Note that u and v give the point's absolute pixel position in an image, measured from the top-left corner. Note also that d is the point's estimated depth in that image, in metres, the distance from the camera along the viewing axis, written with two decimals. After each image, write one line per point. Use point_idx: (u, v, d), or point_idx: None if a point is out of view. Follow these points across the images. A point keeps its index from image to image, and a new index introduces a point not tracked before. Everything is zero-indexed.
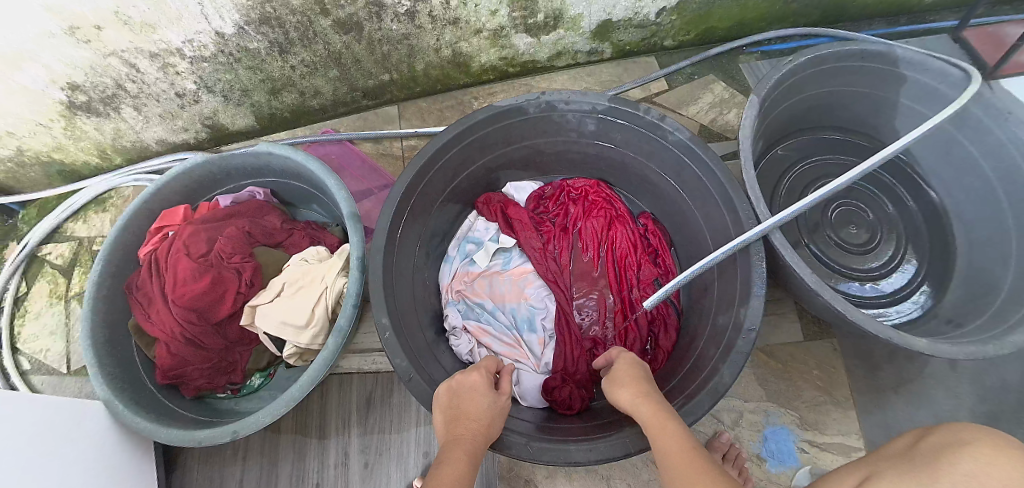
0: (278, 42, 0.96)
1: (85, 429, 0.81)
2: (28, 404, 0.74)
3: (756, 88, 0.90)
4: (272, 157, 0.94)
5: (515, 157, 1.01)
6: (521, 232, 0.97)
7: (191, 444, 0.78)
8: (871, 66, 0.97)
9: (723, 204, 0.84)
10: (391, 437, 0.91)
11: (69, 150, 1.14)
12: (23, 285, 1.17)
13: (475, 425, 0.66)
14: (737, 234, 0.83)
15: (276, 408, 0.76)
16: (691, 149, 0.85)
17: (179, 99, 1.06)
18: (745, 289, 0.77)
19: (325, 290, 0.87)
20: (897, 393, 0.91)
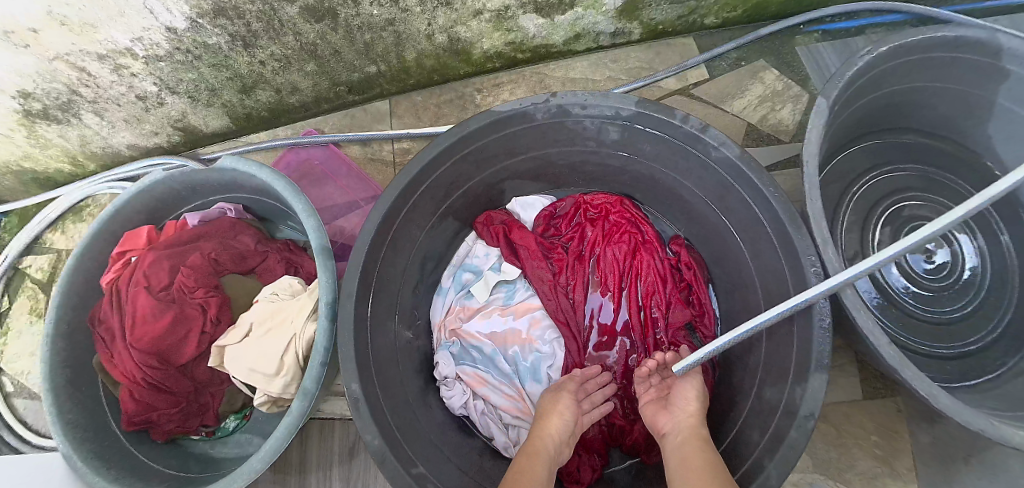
0: (240, 35, 0.81)
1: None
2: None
3: (823, 88, 0.70)
4: (238, 174, 0.81)
5: (523, 169, 0.84)
6: (527, 260, 0.81)
7: None
8: (966, 58, 0.75)
9: (779, 242, 0.67)
10: None
11: (38, 158, 1.05)
12: (4, 300, 1.11)
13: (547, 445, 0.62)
14: (795, 285, 0.66)
15: (241, 477, 0.68)
16: (738, 168, 0.67)
17: (142, 102, 0.93)
18: (802, 359, 0.61)
19: (295, 334, 0.76)
20: (968, 463, 0.72)
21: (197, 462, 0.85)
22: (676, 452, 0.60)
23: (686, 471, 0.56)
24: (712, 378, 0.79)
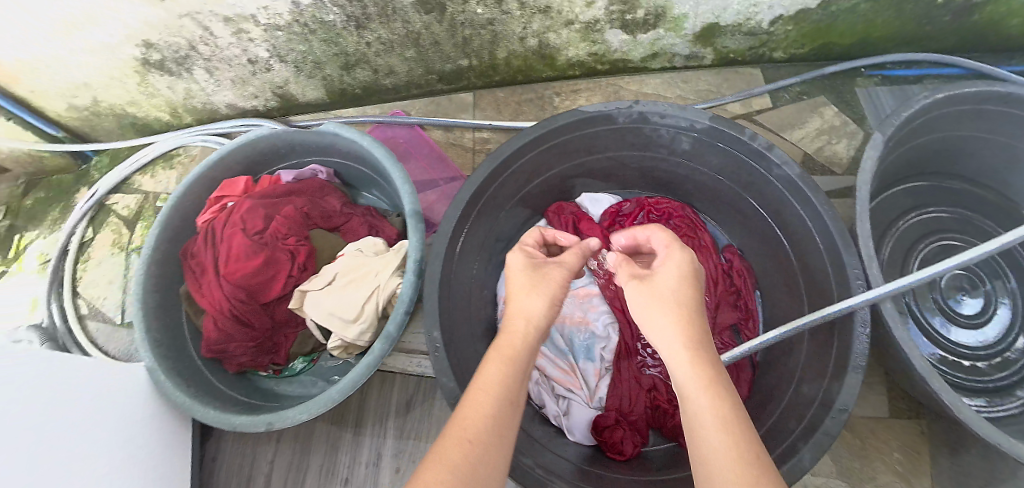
0: (355, 16, 0.89)
1: (126, 389, 0.80)
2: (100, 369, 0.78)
3: (879, 126, 0.77)
4: (338, 138, 0.88)
5: (596, 168, 0.91)
6: (593, 251, 0.87)
7: (226, 428, 0.78)
8: (1014, 113, 0.81)
9: (828, 255, 0.73)
10: (425, 446, 0.87)
11: (143, 104, 1.14)
12: (89, 231, 1.20)
13: (508, 347, 0.50)
14: (839, 298, 0.73)
15: (314, 406, 0.74)
16: (798, 187, 0.74)
17: (252, 65, 1.02)
18: (841, 359, 0.68)
19: (376, 288, 0.82)
20: None
21: (264, 395, 0.91)
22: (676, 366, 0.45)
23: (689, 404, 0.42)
24: (749, 373, 0.87)
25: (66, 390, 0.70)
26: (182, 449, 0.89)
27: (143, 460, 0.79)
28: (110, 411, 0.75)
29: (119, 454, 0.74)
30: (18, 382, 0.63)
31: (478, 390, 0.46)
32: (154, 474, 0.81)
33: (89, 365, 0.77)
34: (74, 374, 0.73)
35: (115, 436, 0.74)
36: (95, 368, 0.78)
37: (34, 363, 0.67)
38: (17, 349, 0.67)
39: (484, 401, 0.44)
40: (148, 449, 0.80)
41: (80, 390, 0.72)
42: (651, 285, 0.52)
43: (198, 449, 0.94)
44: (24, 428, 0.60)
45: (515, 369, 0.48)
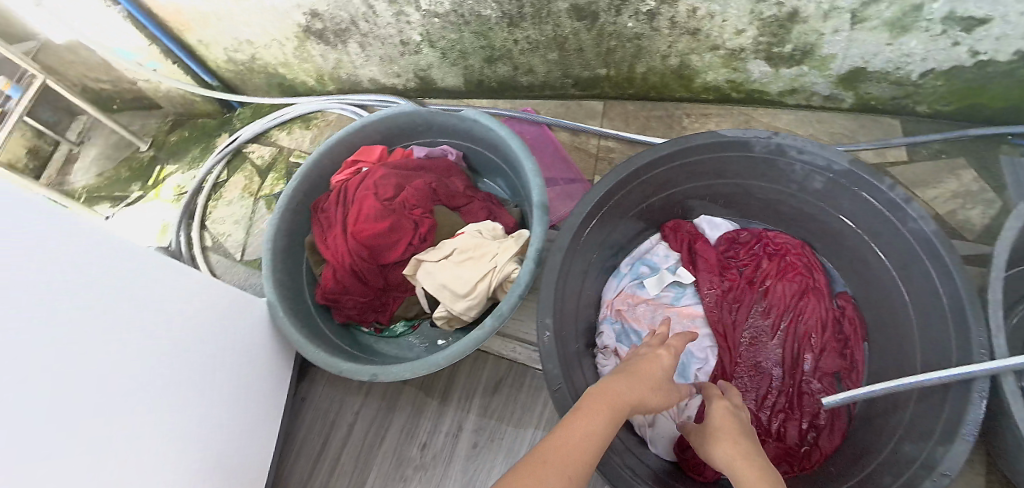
0: (510, 14, 0.93)
1: (202, 329, 0.75)
2: (177, 278, 0.71)
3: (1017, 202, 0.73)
4: (475, 124, 0.93)
5: (721, 192, 0.91)
6: (704, 271, 0.87)
7: (332, 371, 0.82)
8: None
9: (951, 319, 0.71)
10: (506, 429, 0.87)
11: (294, 67, 1.25)
12: (224, 173, 1.32)
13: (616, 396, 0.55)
14: (958, 362, 0.70)
15: (420, 366, 0.77)
16: (932, 245, 0.71)
17: (402, 46, 1.09)
18: (948, 426, 0.66)
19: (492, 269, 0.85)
20: None
21: (363, 348, 0.97)
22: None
23: None
24: (844, 422, 0.83)
25: (138, 331, 0.63)
26: (282, 382, 0.94)
27: (255, 385, 0.86)
28: (176, 356, 0.69)
29: (173, 405, 0.68)
30: (91, 328, 0.56)
31: (585, 415, 0.52)
32: (261, 400, 0.88)
33: (182, 296, 0.71)
34: (159, 307, 0.66)
35: (171, 385, 0.68)
36: (187, 297, 0.72)
37: (123, 294, 0.60)
38: (121, 268, 0.61)
39: (581, 433, 0.50)
40: (257, 376, 0.87)
41: (154, 331, 0.65)
42: (716, 433, 0.61)
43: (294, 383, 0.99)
44: (76, 391, 0.54)
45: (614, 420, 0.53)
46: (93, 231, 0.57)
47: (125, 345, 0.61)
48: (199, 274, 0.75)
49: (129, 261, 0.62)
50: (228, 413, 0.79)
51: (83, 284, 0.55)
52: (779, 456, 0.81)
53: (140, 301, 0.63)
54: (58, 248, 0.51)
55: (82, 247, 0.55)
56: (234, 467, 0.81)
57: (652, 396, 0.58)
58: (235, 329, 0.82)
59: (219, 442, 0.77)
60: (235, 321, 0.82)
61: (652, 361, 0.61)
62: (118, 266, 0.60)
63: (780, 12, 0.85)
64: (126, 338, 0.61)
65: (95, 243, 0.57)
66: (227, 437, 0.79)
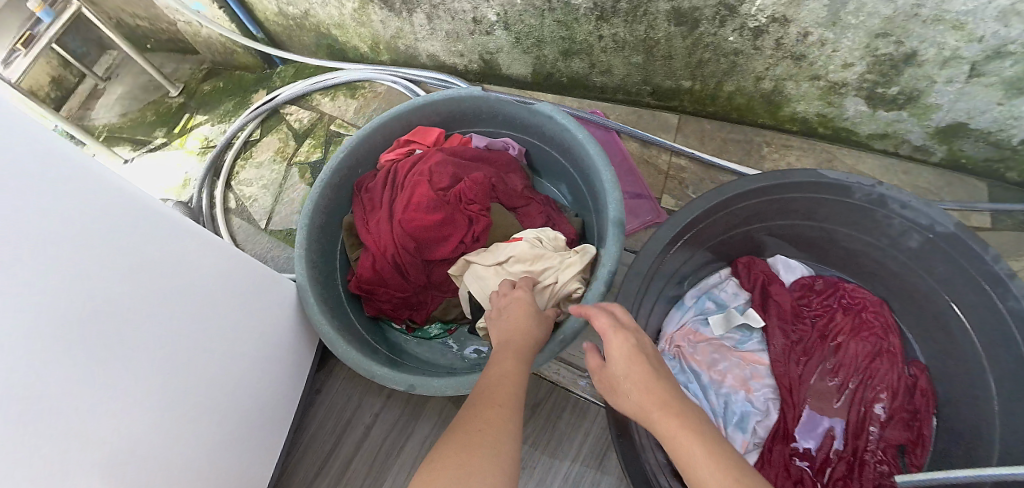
0: (602, 7, 0.86)
1: (203, 318, 0.63)
2: (180, 248, 0.60)
3: None
4: (548, 121, 0.85)
5: (802, 233, 0.84)
6: (774, 316, 0.80)
7: (365, 375, 0.72)
8: None
9: None
10: (540, 456, 0.76)
11: (349, 30, 1.17)
12: (257, 132, 1.24)
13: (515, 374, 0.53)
14: None
15: (466, 383, 0.64)
16: None
17: (473, 25, 1.01)
18: None
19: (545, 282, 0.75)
20: None
21: (392, 346, 0.89)
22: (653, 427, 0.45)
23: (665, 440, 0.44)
24: None
25: (124, 320, 0.52)
26: (300, 368, 0.85)
27: (274, 374, 0.78)
28: (167, 350, 0.58)
29: (155, 409, 0.57)
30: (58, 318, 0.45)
31: (491, 403, 0.47)
32: (279, 385, 0.79)
33: (184, 279, 0.60)
34: (155, 293, 0.55)
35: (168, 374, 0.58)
36: (190, 283, 0.61)
37: (107, 277, 0.49)
38: (111, 245, 0.50)
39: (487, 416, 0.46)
40: (277, 358, 0.79)
41: (143, 321, 0.54)
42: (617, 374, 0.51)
43: (313, 370, 0.90)
44: (29, 397, 0.43)
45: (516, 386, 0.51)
46: (78, 200, 0.46)
47: (103, 338, 0.49)
48: (208, 258, 0.64)
49: (122, 237, 0.51)
50: (233, 410, 0.69)
51: (56, 265, 0.44)
52: None
53: (128, 284, 0.52)
54: (31, 225, 0.42)
55: (61, 218, 0.45)
56: (245, 462, 0.73)
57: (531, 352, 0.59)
58: (242, 321, 0.70)
59: (208, 451, 0.65)
60: (243, 311, 0.70)
61: (522, 300, 0.68)
62: (107, 242, 0.49)
63: (897, 52, 0.78)
64: (106, 331, 0.50)
65: (78, 213, 0.46)
66: (218, 445, 0.67)
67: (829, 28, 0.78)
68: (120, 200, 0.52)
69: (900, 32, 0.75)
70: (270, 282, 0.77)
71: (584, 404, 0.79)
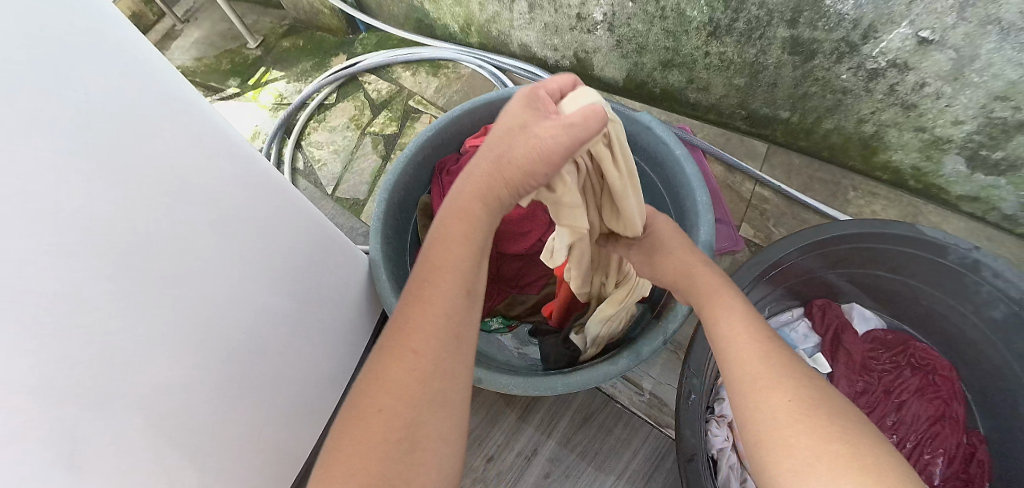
0: (717, 24, 0.86)
1: (232, 258, 0.53)
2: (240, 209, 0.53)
3: None
4: (643, 131, 0.84)
5: (881, 286, 0.84)
6: (842, 367, 0.79)
7: None
8: None
9: None
10: (586, 468, 0.77)
11: (443, 6, 1.16)
12: (333, 96, 1.24)
13: (438, 293, 0.41)
14: None
15: (538, 386, 0.64)
16: None
17: (576, 21, 1.00)
18: None
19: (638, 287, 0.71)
20: None
21: None
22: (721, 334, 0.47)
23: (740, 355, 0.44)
24: None
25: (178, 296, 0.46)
26: (358, 340, 0.86)
27: (339, 340, 0.79)
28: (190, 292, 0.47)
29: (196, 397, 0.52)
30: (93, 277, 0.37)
31: (403, 351, 0.39)
32: (338, 352, 0.80)
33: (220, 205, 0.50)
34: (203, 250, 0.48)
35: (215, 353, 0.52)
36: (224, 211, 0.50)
37: (155, 236, 0.42)
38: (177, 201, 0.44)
39: (388, 374, 0.38)
40: (340, 329, 0.79)
41: (165, 260, 0.43)
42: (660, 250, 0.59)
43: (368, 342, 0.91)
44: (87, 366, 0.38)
45: (443, 308, 0.40)
46: (89, 87, 0.35)
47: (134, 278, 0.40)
48: (243, 187, 0.53)
49: (146, 145, 0.40)
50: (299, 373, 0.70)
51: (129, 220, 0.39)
52: None
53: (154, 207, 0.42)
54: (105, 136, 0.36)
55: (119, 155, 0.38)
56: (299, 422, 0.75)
57: (483, 226, 0.46)
58: (283, 266, 0.62)
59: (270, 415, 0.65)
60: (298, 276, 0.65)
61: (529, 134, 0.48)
62: (170, 178, 0.43)
63: (1012, 117, 0.76)
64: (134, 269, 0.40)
65: (153, 149, 0.41)
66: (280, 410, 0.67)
67: (949, 82, 0.76)
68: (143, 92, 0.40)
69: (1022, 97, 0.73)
70: (343, 252, 0.76)
71: (636, 423, 0.79)
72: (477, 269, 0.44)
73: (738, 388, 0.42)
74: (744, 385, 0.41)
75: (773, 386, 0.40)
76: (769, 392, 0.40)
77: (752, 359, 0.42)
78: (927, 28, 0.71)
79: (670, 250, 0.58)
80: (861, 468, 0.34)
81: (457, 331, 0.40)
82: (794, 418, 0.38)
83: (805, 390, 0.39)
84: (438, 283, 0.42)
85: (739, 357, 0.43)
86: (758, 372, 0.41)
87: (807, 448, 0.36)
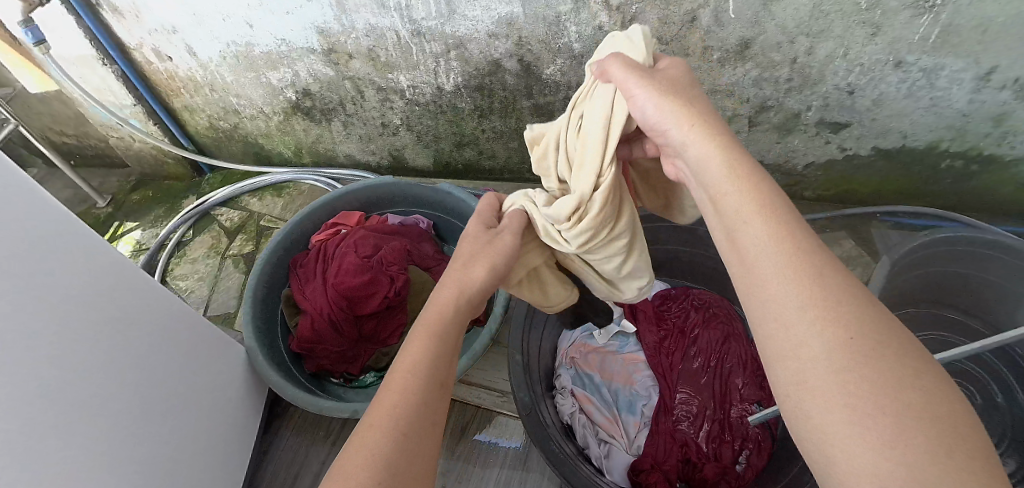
0: (482, 107, 1.14)
1: (88, 321, 0.63)
2: (87, 280, 0.64)
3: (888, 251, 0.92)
4: (448, 197, 1.07)
5: (656, 257, 1.11)
6: (644, 323, 1.05)
7: (310, 408, 0.85)
8: (983, 254, 0.91)
9: None
10: (473, 470, 0.89)
11: (273, 138, 1.35)
12: (189, 233, 1.35)
13: (416, 406, 0.46)
14: None
15: None
16: None
17: (382, 128, 1.25)
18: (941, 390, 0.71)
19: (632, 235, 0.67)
20: None
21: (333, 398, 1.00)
22: (778, 248, 0.38)
23: (795, 267, 0.37)
24: (770, 442, 0.92)
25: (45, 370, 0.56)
26: (246, 433, 0.94)
27: (227, 433, 0.88)
28: (57, 358, 0.58)
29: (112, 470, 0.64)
30: None
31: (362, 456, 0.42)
32: (227, 445, 0.87)
33: (50, 259, 0.59)
34: (53, 331, 0.58)
35: (89, 415, 0.61)
36: (71, 261, 0.61)
37: (10, 313, 0.53)
38: (23, 267, 0.55)
39: (356, 471, 0.40)
40: (225, 424, 0.87)
41: (27, 333, 0.55)
42: (668, 87, 0.51)
43: (262, 431, 1.03)
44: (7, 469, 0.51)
45: (416, 407, 0.46)
46: None
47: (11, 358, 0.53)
48: (65, 237, 0.61)
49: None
50: (197, 465, 0.79)
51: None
52: (716, 475, 0.88)
53: (7, 275, 0.53)
54: None
55: None
56: None
57: (451, 329, 0.54)
58: (163, 338, 0.75)
59: None
60: (179, 368, 0.77)
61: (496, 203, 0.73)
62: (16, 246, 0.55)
63: None
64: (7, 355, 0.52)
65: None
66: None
67: None
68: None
69: None
70: (218, 347, 0.87)
71: (505, 418, 0.94)
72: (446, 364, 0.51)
73: (786, 326, 0.36)
74: (791, 320, 0.35)
75: (826, 323, 0.34)
76: (823, 331, 0.34)
77: (810, 285, 0.36)
78: None
79: (667, 79, 0.52)
80: (930, 417, 0.30)
81: (428, 419, 0.46)
82: (856, 354, 0.32)
83: (862, 339, 0.33)
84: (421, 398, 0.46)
85: (785, 292, 0.36)
86: (805, 315, 0.35)
87: (868, 399, 0.31)
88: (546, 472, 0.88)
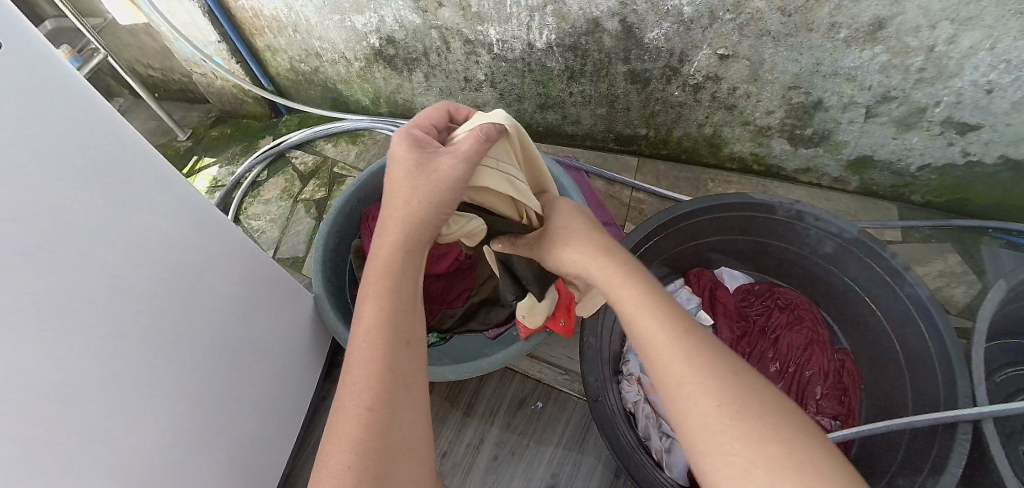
0: (573, 69, 1.08)
1: (162, 257, 0.60)
2: (163, 227, 0.60)
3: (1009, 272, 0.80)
4: None
5: (742, 247, 1.02)
6: (722, 318, 1.00)
7: None
8: None
9: (942, 375, 0.77)
10: (527, 444, 0.87)
11: (353, 84, 1.35)
12: (264, 173, 1.37)
13: (387, 377, 0.44)
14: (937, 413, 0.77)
15: (465, 369, 0.78)
16: (925, 307, 0.78)
17: (463, 82, 1.21)
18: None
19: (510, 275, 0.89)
20: None
21: None
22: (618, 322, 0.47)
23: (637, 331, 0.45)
24: None
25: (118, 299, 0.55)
26: (308, 376, 0.94)
27: (289, 373, 0.88)
28: (128, 293, 0.56)
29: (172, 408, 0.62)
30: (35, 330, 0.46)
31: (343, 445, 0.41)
32: (288, 386, 0.88)
33: (128, 199, 0.55)
34: (129, 261, 0.56)
35: (153, 354, 0.59)
36: (140, 215, 0.56)
37: (83, 236, 0.50)
38: (95, 203, 0.51)
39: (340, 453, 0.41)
40: (289, 364, 0.88)
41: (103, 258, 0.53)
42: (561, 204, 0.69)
43: (324, 375, 1.04)
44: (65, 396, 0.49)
45: (392, 376, 0.45)
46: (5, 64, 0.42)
47: (72, 286, 0.49)
48: (147, 184, 0.58)
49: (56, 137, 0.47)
50: (258, 403, 0.79)
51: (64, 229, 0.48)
52: None
53: (74, 213, 0.49)
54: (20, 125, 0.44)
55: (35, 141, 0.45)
56: (260, 456, 0.81)
57: (404, 279, 0.51)
58: (235, 283, 0.73)
59: (233, 443, 0.73)
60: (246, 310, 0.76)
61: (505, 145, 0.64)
62: (93, 181, 0.51)
63: (807, 101, 0.99)
64: (75, 283, 0.50)
65: (66, 148, 0.48)
66: (247, 440, 0.77)
67: (750, 83, 0.99)
68: (52, 108, 0.47)
69: (807, 85, 0.96)
70: (285, 290, 0.86)
71: (565, 397, 0.91)
72: (410, 318, 0.49)
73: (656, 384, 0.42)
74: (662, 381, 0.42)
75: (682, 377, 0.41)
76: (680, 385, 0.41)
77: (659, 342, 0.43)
78: (721, 47, 0.93)
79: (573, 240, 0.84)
80: (780, 443, 0.36)
81: (402, 382, 0.45)
82: (711, 403, 0.39)
83: (769, 421, 0.38)
84: (393, 370, 0.45)
85: (692, 410, 0.39)
86: (729, 427, 0.38)
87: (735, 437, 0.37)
88: (602, 458, 0.84)
